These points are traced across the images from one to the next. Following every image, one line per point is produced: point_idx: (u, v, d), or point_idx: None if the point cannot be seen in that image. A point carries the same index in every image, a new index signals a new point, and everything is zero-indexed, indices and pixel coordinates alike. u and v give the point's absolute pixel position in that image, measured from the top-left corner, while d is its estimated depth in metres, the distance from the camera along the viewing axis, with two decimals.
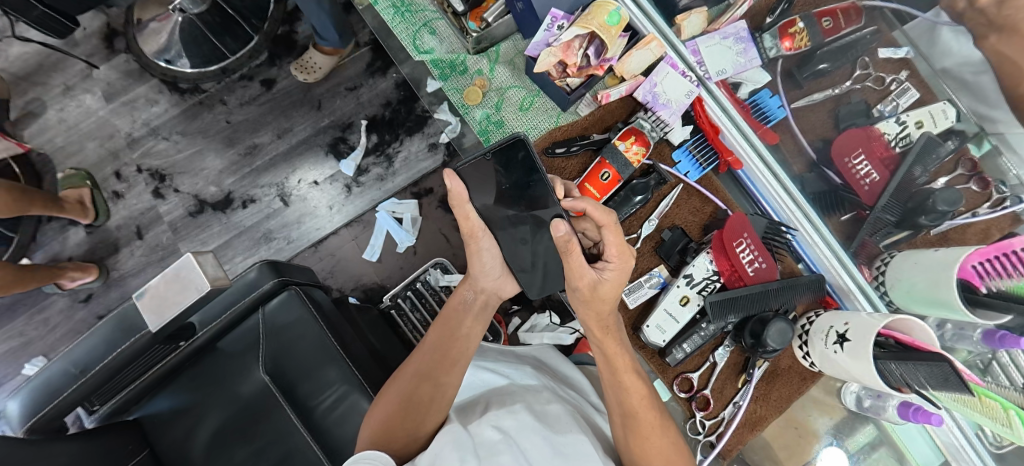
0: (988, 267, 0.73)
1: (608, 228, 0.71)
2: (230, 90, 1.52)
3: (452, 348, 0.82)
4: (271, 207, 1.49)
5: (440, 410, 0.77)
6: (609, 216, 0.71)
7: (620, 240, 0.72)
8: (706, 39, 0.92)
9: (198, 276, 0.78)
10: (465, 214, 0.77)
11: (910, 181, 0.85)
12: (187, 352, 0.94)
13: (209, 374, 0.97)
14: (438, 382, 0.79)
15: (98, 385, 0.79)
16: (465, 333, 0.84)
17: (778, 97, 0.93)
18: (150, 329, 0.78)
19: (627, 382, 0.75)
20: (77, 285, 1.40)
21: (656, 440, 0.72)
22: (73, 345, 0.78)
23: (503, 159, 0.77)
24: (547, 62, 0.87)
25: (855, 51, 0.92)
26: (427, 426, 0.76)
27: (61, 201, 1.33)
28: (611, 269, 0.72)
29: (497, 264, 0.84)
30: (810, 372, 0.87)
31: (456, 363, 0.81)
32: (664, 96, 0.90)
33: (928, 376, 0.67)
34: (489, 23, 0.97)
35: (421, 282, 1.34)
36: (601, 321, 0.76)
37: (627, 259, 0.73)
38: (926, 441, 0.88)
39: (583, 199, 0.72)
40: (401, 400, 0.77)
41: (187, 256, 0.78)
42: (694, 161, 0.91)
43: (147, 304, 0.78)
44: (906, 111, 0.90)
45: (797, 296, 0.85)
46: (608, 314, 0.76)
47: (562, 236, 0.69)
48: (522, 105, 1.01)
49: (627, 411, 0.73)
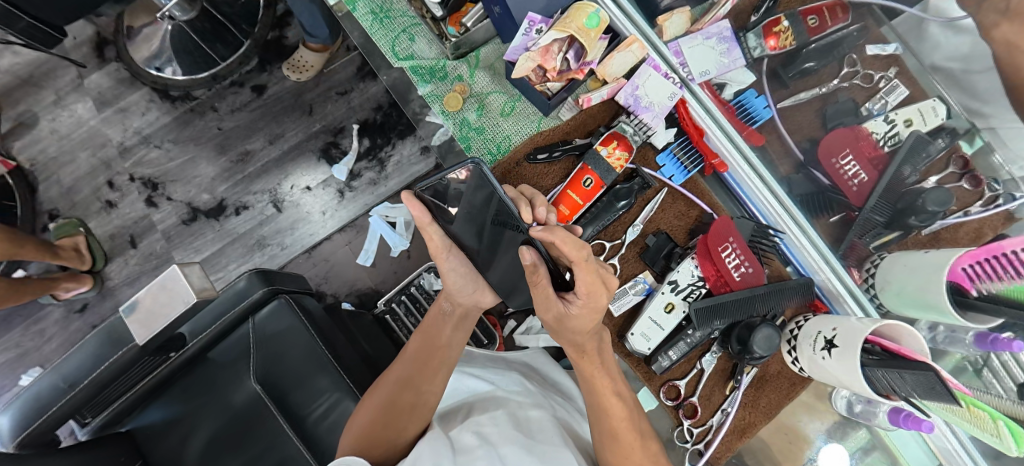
0: (979, 269, 0.71)
1: (579, 265, 0.68)
2: (220, 96, 1.51)
3: (433, 357, 0.81)
4: (264, 213, 1.49)
5: (422, 417, 0.77)
6: (580, 253, 0.67)
7: (590, 279, 0.69)
8: (688, 39, 0.90)
9: (184, 288, 0.78)
10: (430, 234, 0.76)
11: (899, 181, 0.83)
12: (178, 362, 0.93)
13: (203, 384, 0.96)
14: (420, 390, 0.78)
15: (89, 397, 0.79)
16: (446, 341, 0.83)
17: (763, 96, 0.91)
18: (137, 343, 0.77)
19: (607, 404, 0.75)
20: (71, 295, 1.40)
21: (636, 459, 0.73)
22: (64, 357, 0.78)
23: (466, 188, 0.71)
24: (525, 67, 0.85)
25: (841, 50, 0.90)
26: (409, 433, 0.75)
27: (55, 248, 1.31)
28: (579, 305, 0.71)
29: (468, 281, 0.82)
30: (800, 377, 0.85)
31: (438, 370, 0.81)
32: (646, 99, 0.88)
33: (915, 386, 0.66)
34: (469, 28, 0.96)
35: (415, 286, 1.30)
36: (577, 345, 0.76)
37: (597, 296, 0.70)
38: (921, 446, 0.85)
39: (554, 232, 0.67)
40: (383, 408, 0.75)
41: (172, 267, 0.78)
42: (678, 164, 0.90)
43: (133, 317, 0.77)
44: (895, 109, 0.88)
45: (785, 300, 0.84)
46: (585, 340, 0.75)
47: (528, 265, 0.70)
48: (503, 110, 1.00)
49: (609, 433, 0.75)
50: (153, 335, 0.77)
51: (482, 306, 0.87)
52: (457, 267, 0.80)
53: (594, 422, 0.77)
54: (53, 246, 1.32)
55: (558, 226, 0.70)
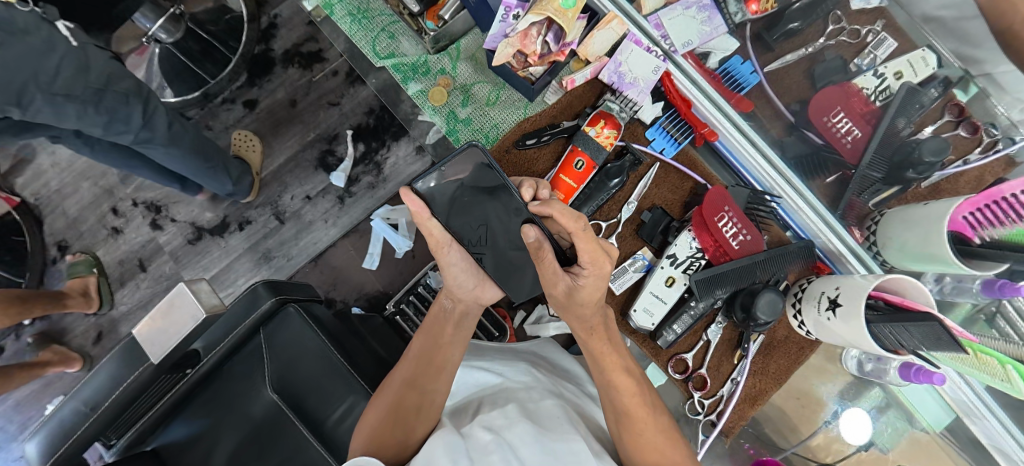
0: (980, 216, 0.71)
1: (578, 236, 0.70)
2: (213, 114, 1.52)
3: (436, 356, 0.82)
4: (268, 226, 1.50)
5: (431, 417, 0.77)
6: (579, 223, 0.69)
7: (592, 247, 0.71)
8: (668, 11, 0.88)
9: (193, 304, 0.81)
10: (430, 230, 0.79)
11: (894, 132, 0.82)
12: (196, 379, 0.94)
13: (221, 397, 0.95)
14: (427, 387, 0.79)
15: (113, 419, 0.80)
16: (448, 340, 0.84)
17: (749, 62, 0.89)
18: (151, 361, 0.79)
19: (616, 380, 0.75)
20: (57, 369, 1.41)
21: (651, 437, 0.72)
22: (83, 382, 0.79)
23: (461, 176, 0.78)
24: (505, 54, 0.84)
25: (826, 6, 0.87)
26: (418, 433, 0.75)
27: (62, 299, 1.33)
28: (585, 275, 0.73)
29: (469, 276, 0.84)
30: (809, 340, 0.85)
31: (442, 369, 0.81)
32: (631, 74, 0.87)
33: (921, 337, 0.65)
34: (447, 21, 0.96)
35: (422, 286, 1.30)
36: (584, 323, 0.78)
37: (601, 264, 0.72)
38: (934, 400, 0.86)
39: (552, 204, 0.72)
40: (395, 406, 0.76)
41: (180, 285, 0.81)
42: (668, 137, 0.90)
43: (148, 335, 0.79)
44: (885, 62, 0.87)
45: (786, 264, 0.84)
46: (591, 317, 0.76)
47: (532, 243, 0.72)
48: (489, 100, 1.00)
49: (622, 412, 0.74)
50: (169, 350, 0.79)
51: (482, 302, 0.88)
52: (458, 262, 0.83)
53: (606, 403, 0.77)
54: (60, 298, 1.34)
55: (556, 202, 0.74)
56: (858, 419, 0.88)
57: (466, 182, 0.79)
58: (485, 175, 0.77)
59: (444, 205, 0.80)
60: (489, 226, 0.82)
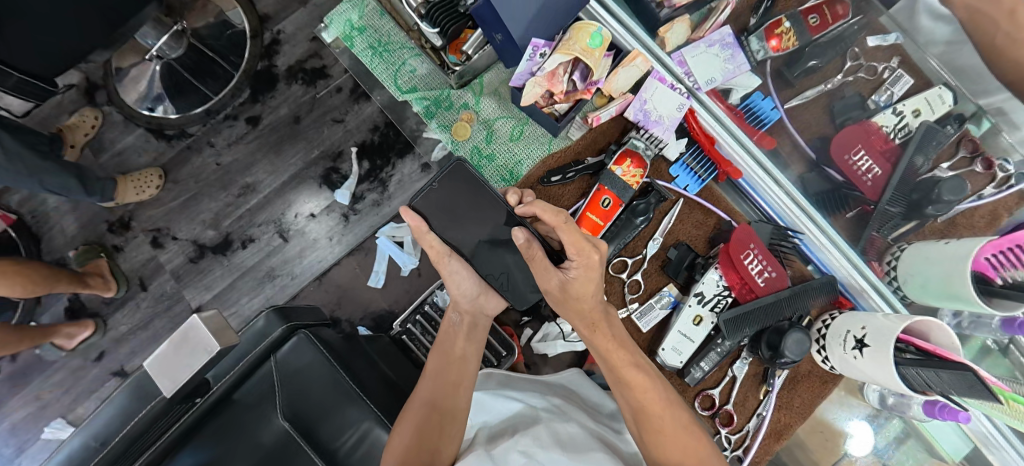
0: (1002, 259, 0.73)
1: (560, 228, 0.71)
2: (216, 130, 1.49)
3: (450, 371, 0.81)
4: (271, 244, 1.48)
5: (454, 434, 0.76)
6: (558, 216, 0.71)
7: (576, 237, 0.72)
8: (691, 49, 0.90)
9: (206, 337, 0.75)
10: (429, 242, 0.80)
11: (913, 171, 0.84)
12: (204, 409, 0.85)
13: (230, 426, 0.87)
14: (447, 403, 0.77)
15: (122, 453, 0.74)
16: (461, 353, 0.84)
17: (770, 99, 0.91)
18: (165, 395, 0.75)
19: (627, 377, 0.74)
20: (72, 350, 1.40)
21: (671, 434, 0.71)
22: (91, 416, 0.75)
23: (450, 183, 0.81)
24: (533, 93, 0.86)
25: (844, 44, 0.90)
26: (445, 452, 0.74)
27: (86, 279, 1.33)
28: (575, 268, 0.73)
29: (471, 284, 0.84)
30: (831, 374, 0.86)
31: (460, 384, 0.81)
32: (655, 112, 0.87)
33: (954, 384, 0.66)
34: (470, 56, 0.96)
35: (428, 304, 1.29)
36: (586, 319, 0.77)
37: (588, 254, 0.72)
38: (954, 431, 0.87)
39: (534, 204, 0.75)
40: (420, 430, 0.73)
41: (193, 316, 0.75)
42: (691, 174, 0.90)
43: (158, 369, 0.74)
44: (901, 100, 0.89)
45: (809, 300, 0.84)
46: (590, 310, 0.76)
47: (522, 244, 0.74)
48: (512, 135, 1.01)
49: (639, 412, 0.73)
50: (180, 385, 0.74)
51: (488, 313, 0.88)
52: (459, 271, 0.82)
53: (624, 404, 0.76)
54: (83, 277, 1.33)
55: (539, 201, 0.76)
56: (864, 433, 0.93)
57: (461, 212, 0.82)
58: (486, 197, 0.82)
59: (441, 213, 0.81)
60: (510, 274, 0.86)
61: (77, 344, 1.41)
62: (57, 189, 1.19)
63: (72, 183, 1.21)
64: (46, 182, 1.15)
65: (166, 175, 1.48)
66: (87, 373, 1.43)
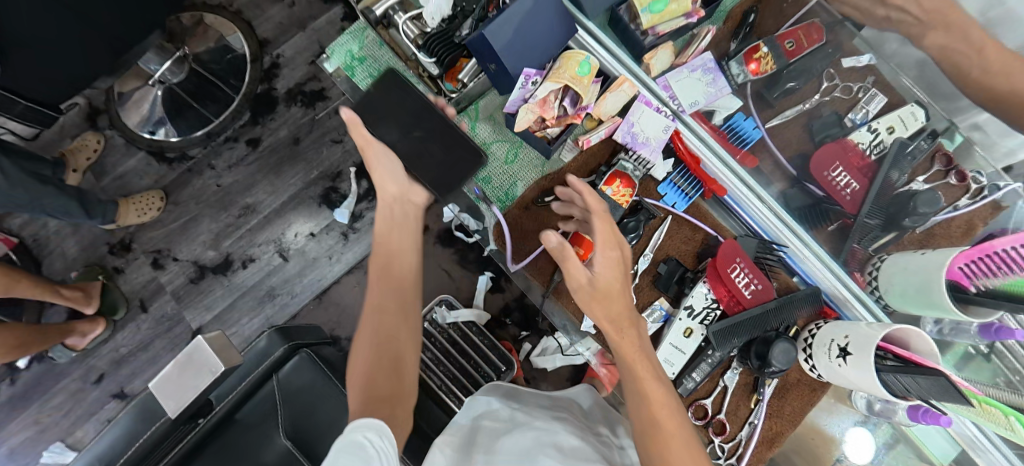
0: (975, 268, 0.77)
1: (597, 220, 0.82)
2: (217, 153, 1.53)
3: (396, 292, 0.90)
4: (271, 264, 1.51)
5: (406, 338, 0.86)
6: (597, 207, 0.83)
7: (607, 231, 0.82)
8: (675, 73, 0.95)
9: (211, 357, 0.82)
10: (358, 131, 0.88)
11: (889, 185, 0.89)
12: (206, 431, 0.85)
13: (229, 451, 0.85)
14: (390, 339, 0.84)
15: None
16: (398, 244, 0.95)
17: (752, 119, 0.96)
18: (168, 416, 0.80)
19: (643, 379, 0.77)
20: (88, 343, 1.42)
21: (672, 440, 0.72)
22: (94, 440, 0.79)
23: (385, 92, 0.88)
24: (525, 119, 0.89)
25: (819, 67, 0.96)
26: (405, 380, 0.81)
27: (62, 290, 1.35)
28: (601, 262, 0.80)
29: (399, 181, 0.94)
30: (819, 382, 0.89)
31: (405, 305, 0.90)
32: (643, 134, 0.91)
33: (929, 388, 0.69)
34: (465, 84, 1.01)
35: (428, 322, 1.32)
36: (611, 318, 0.80)
37: (611, 246, 0.81)
38: (943, 436, 0.90)
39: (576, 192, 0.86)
40: (376, 363, 0.80)
41: (199, 338, 0.82)
42: (679, 192, 0.94)
43: (161, 391, 0.80)
44: (877, 117, 0.94)
45: (794, 311, 0.88)
46: (619, 310, 0.80)
47: (554, 244, 0.82)
48: (507, 158, 1.02)
49: (646, 415, 0.75)
50: (184, 406, 0.80)
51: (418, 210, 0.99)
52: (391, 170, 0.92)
53: (632, 408, 0.78)
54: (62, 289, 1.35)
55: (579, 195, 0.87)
56: (861, 439, 0.93)
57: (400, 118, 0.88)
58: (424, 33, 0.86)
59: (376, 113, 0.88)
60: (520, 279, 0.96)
61: (89, 343, 1.43)
62: (56, 212, 1.22)
63: (75, 208, 1.26)
64: (48, 205, 1.18)
65: (167, 197, 1.51)
66: (87, 395, 1.44)
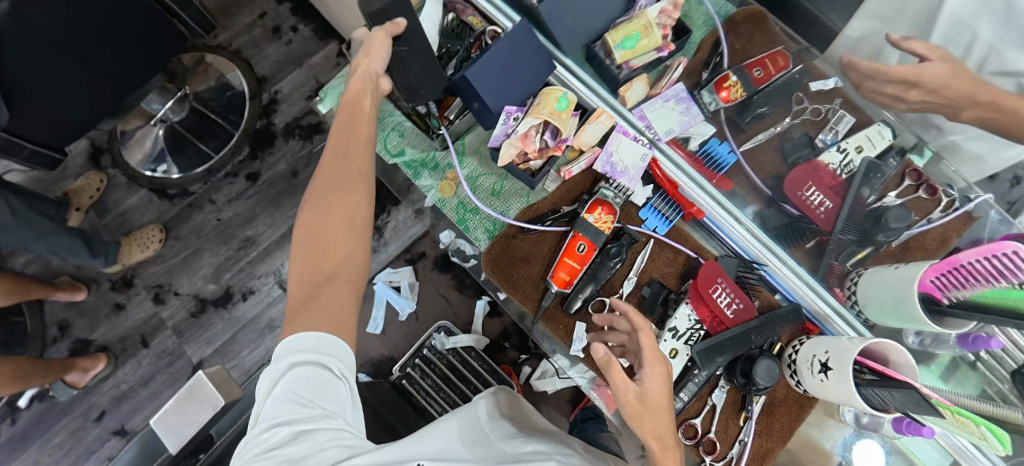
0: (945, 280, 0.78)
1: (645, 336, 0.79)
2: (217, 188, 1.58)
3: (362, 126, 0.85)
4: (270, 295, 1.54)
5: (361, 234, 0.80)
6: (645, 326, 0.80)
7: (654, 350, 0.79)
8: (650, 104, 1.00)
9: (212, 392, 0.94)
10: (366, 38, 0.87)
11: (860, 201, 0.92)
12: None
13: None
14: (339, 207, 0.78)
15: None
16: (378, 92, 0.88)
17: (726, 143, 1.00)
18: (171, 451, 0.87)
19: None
20: (88, 380, 1.43)
21: None
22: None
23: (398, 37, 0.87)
24: (508, 154, 0.95)
25: (790, 90, 1.00)
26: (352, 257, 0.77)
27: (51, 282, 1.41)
28: (649, 379, 0.77)
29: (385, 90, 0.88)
30: (806, 398, 0.92)
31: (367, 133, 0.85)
32: (621, 164, 0.95)
33: (904, 401, 0.71)
34: (452, 121, 1.04)
35: (428, 348, 1.38)
36: (659, 439, 0.74)
37: (659, 365, 0.78)
38: (934, 447, 0.91)
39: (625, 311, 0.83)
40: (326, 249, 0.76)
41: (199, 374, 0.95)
42: (660, 216, 0.98)
43: (164, 427, 0.88)
44: (846, 137, 0.99)
45: (778, 329, 0.91)
46: (666, 431, 0.75)
47: (601, 357, 0.78)
48: (493, 189, 1.09)
49: None
50: (184, 439, 0.88)
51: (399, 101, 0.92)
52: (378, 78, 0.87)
53: None
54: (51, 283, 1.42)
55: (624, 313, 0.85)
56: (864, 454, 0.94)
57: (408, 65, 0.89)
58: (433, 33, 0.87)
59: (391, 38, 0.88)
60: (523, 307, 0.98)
61: (89, 381, 1.43)
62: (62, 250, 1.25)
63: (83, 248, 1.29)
64: (55, 246, 1.22)
65: (167, 232, 1.55)
66: (87, 432, 1.45)
